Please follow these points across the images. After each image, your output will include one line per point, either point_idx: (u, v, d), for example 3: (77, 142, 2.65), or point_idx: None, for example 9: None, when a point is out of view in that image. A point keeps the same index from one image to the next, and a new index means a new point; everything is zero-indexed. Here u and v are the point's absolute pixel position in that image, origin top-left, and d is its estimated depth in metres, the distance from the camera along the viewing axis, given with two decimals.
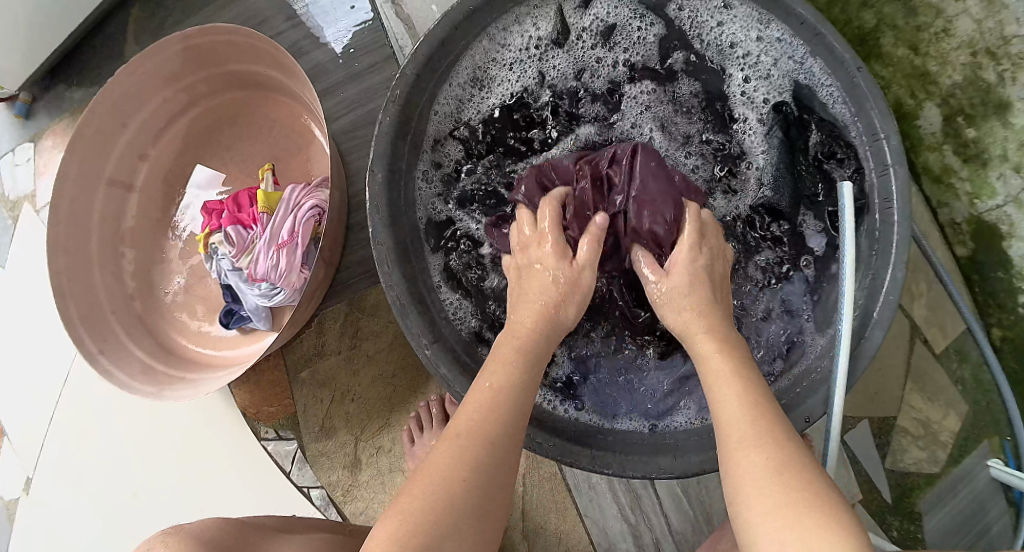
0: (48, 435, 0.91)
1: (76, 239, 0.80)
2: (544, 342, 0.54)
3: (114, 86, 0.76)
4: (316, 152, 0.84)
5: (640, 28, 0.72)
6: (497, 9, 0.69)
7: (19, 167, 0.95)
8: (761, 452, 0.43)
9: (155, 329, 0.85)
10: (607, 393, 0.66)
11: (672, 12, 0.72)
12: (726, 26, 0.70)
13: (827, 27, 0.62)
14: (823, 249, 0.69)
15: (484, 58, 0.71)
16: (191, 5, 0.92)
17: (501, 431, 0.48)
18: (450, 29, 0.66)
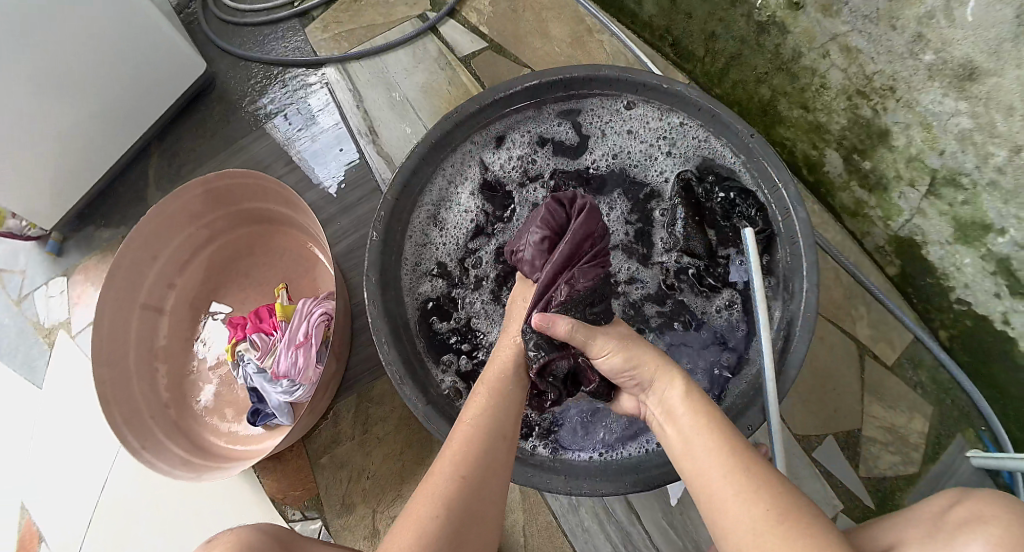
0: (84, 538, 1.01)
1: (116, 355, 0.93)
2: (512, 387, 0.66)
3: (147, 225, 0.93)
4: (321, 272, 0.99)
5: (558, 132, 0.89)
6: (453, 138, 0.83)
7: (53, 299, 1.11)
8: (758, 505, 0.49)
9: (189, 431, 0.96)
10: (576, 431, 0.77)
11: (582, 118, 0.89)
12: (633, 129, 0.88)
13: (721, 108, 0.78)
14: (744, 277, 0.82)
15: (441, 195, 0.86)
16: (203, 155, 1.11)
17: (479, 459, 0.56)
18: (418, 161, 0.81)
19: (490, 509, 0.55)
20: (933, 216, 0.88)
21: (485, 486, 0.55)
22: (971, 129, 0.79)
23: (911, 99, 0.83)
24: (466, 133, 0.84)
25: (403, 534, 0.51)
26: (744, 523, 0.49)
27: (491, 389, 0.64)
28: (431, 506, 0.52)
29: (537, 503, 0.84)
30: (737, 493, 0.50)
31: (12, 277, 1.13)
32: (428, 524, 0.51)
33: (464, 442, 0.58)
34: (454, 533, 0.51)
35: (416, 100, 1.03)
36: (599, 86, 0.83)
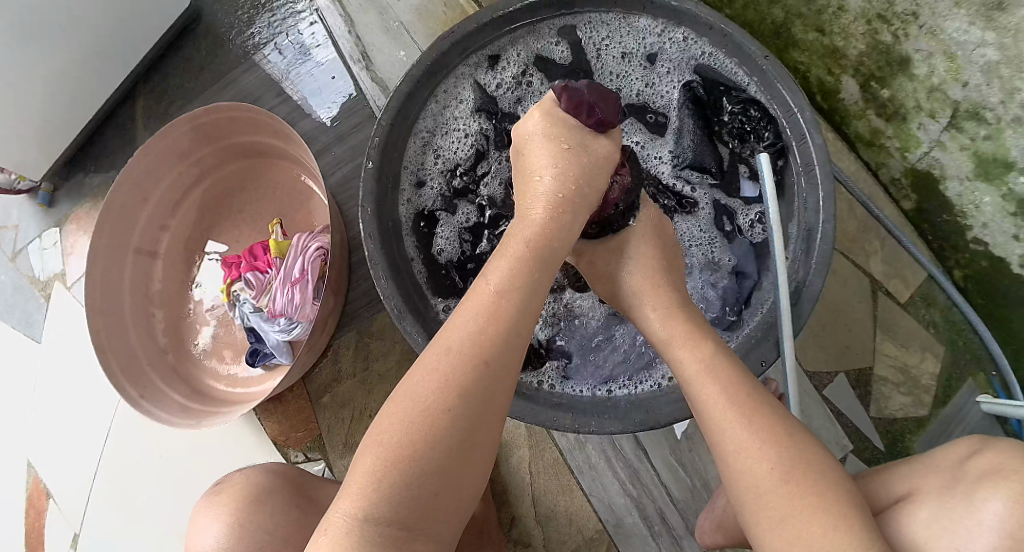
0: (91, 491, 1.01)
1: (111, 303, 0.91)
2: (547, 250, 0.58)
3: (134, 166, 0.89)
4: (317, 206, 0.96)
5: (555, 50, 0.84)
6: (446, 62, 0.78)
7: (47, 251, 1.07)
8: (764, 464, 0.50)
9: (187, 376, 0.95)
10: (585, 369, 0.74)
11: (582, 36, 0.83)
12: (636, 48, 0.83)
13: (733, 26, 0.73)
14: (755, 195, 0.80)
15: (435, 122, 0.82)
16: (192, 91, 1.06)
17: (486, 338, 0.51)
18: (414, 84, 0.76)
19: (496, 393, 0.50)
20: (953, 150, 0.85)
21: (492, 399, 0.50)
22: (997, 61, 0.75)
23: (935, 27, 0.79)
24: (461, 55, 0.79)
25: (396, 412, 0.49)
26: (762, 473, 0.50)
27: (525, 248, 0.57)
28: (434, 407, 0.48)
29: (543, 441, 0.83)
30: (758, 442, 0.51)
31: (5, 232, 1.09)
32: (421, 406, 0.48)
33: (473, 316, 0.53)
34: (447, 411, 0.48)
35: (411, 24, 0.98)
36: (601, 3, 0.79)
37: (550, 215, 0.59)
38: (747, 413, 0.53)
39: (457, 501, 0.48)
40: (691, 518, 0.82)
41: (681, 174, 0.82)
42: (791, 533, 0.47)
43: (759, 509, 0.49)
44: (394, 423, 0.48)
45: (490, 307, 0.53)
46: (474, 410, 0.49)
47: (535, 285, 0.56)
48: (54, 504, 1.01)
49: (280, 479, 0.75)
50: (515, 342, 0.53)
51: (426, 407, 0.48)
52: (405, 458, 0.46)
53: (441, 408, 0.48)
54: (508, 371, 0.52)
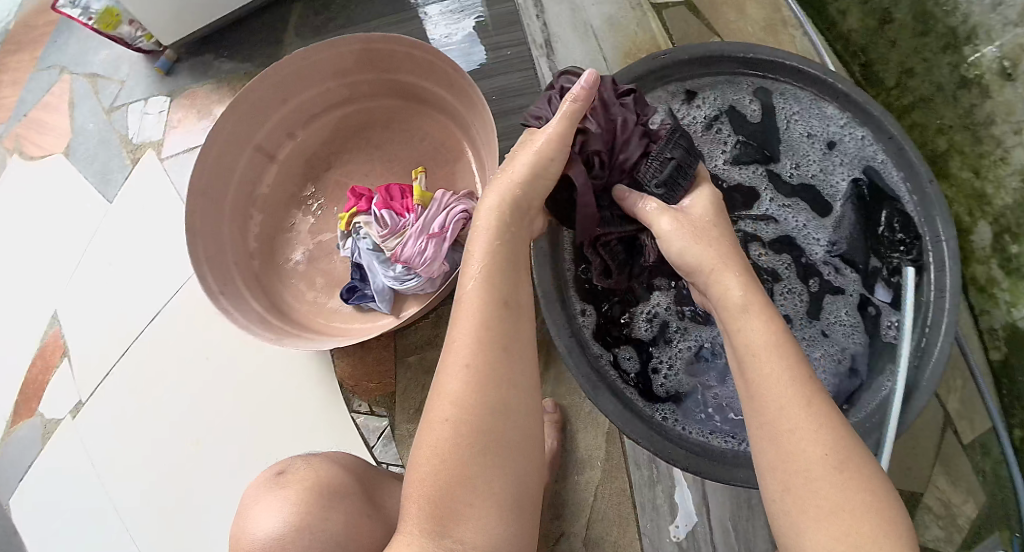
0: (116, 366, 0.97)
1: (215, 190, 0.88)
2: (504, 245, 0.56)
3: (289, 65, 0.86)
4: (462, 168, 0.91)
5: (747, 108, 0.86)
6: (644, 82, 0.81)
7: (148, 116, 1.04)
8: (820, 449, 0.45)
9: (269, 287, 0.90)
10: (701, 411, 0.75)
11: (775, 105, 0.85)
12: (818, 132, 0.85)
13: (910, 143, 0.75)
14: (890, 303, 0.80)
15: None
16: (354, 14, 1.02)
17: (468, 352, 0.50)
18: None
19: (506, 406, 0.49)
20: None
21: (503, 416, 0.49)
22: None
23: None
24: (660, 81, 0.82)
25: (425, 438, 0.49)
26: (808, 465, 0.45)
27: (486, 249, 0.55)
28: (458, 411, 0.48)
29: (615, 468, 0.83)
30: (821, 439, 0.45)
31: (108, 85, 1.07)
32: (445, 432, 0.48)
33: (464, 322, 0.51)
34: (472, 438, 0.47)
35: (601, 31, 0.96)
36: (801, 79, 0.82)
37: (499, 210, 0.57)
38: (808, 397, 0.47)
39: (500, 502, 0.47)
40: None
41: (827, 261, 0.84)
42: (841, 532, 0.43)
43: (799, 501, 0.45)
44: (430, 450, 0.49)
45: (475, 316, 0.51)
46: (496, 408, 0.48)
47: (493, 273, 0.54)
48: (73, 365, 0.99)
49: (348, 475, 0.69)
50: (510, 346, 0.50)
51: (443, 434, 0.48)
52: (446, 491, 0.47)
53: (465, 437, 0.47)
54: (507, 362, 0.50)
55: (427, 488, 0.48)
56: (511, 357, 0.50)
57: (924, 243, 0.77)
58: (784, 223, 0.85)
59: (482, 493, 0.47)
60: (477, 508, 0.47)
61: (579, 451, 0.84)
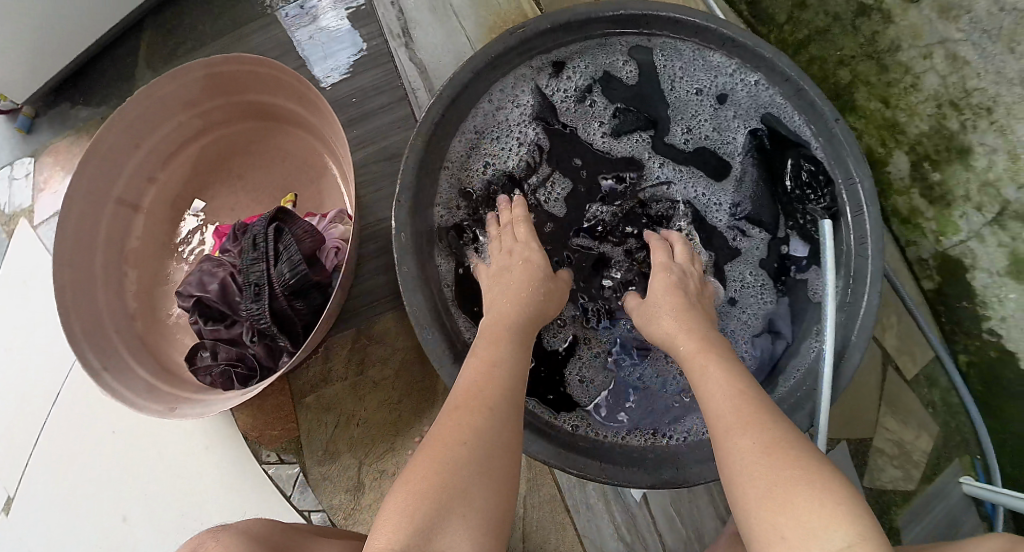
0: (27, 468, 0.86)
1: (81, 255, 0.79)
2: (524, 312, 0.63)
3: (130, 107, 0.78)
4: (329, 185, 0.88)
5: (625, 70, 0.79)
6: (500, 67, 0.74)
7: (16, 181, 0.93)
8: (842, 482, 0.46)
9: (158, 350, 0.84)
10: (613, 414, 0.71)
11: (655, 61, 0.79)
12: (704, 88, 0.79)
13: (808, 83, 0.71)
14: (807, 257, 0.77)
15: (485, 122, 0.77)
16: (205, 35, 0.94)
17: (502, 400, 0.53)
18: (462, 86, 0.71)
19: (499, 435, 0.50)
20: (991, 245, 0.85)
21: (502, 446, 0.50)
22: None
23: (1008, 126, 0.79)
24: (522, 58, 0.75)
25: (417, 464, 0.48)
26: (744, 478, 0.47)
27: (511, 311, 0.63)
28: (450, 446, 0.48)
29: (543, 475, 0.81)
30: (754, 443, 0.49)
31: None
32: (449, 449, 0.48)
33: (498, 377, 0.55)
34: (473, 457, 0.48)
35: (462, 10, 0.90)
36: (680, 30, 0.75)
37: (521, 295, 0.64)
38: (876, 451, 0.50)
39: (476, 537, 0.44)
40: None
41: (734, 222, 0.78)
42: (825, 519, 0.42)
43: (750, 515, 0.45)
44: (422, 471, 0.47)
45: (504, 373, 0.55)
46: (493, 428, 0.50)
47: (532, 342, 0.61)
48: None
49: (254, 542, 0.55)
50: (499, 387, 0.54)
51: (439, 453, 0.48)
52: (438, 512, 0.44)
53: (464, 453, 0.48)
54: (515, 406, 0.53)
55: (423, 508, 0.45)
56: (499, 396, 0.53)
57: (836, 185, 0.74)
58: (679, 190, 0.79)
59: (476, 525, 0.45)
60: (457, 535, 0.44)
61: None
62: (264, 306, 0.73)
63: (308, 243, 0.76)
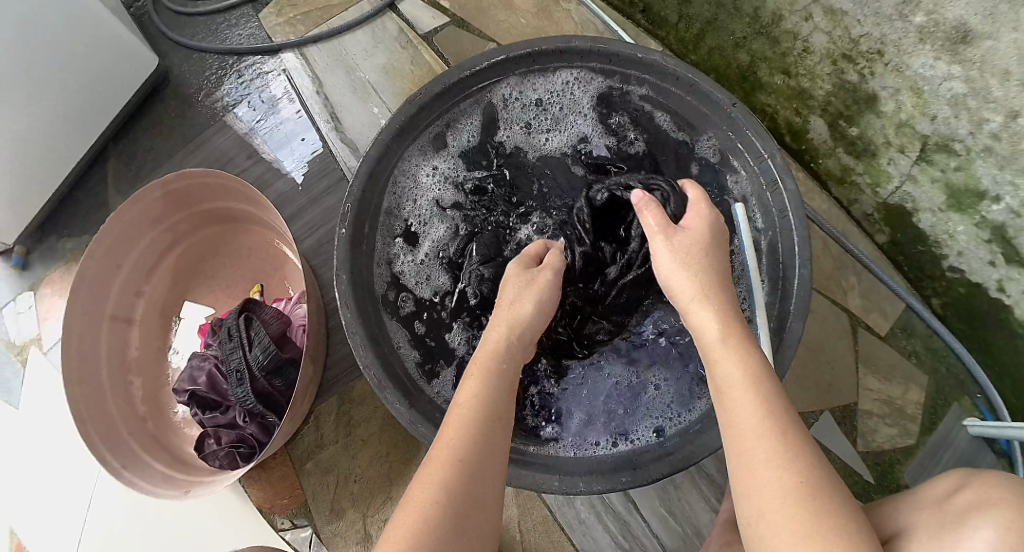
0: None
1: (88, 372, 0.87)
2: (511, 347, 0.64)
3: (107, 232, 0.86)
4: (292, 269, 0.97)
5: (519, 108, 0.86)
6: (408, 136, 0.80)
7: (22, 314, 1.03)
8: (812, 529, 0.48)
9: (169, 445, 0.91)
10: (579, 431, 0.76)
11: (545, 93, 0.85)
12: (551, 92, 0.85)
13: (699, 77, 0.76)
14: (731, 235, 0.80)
15: (405, 187, 0.84)
16: (161, 155, 1.04)
17: (482, 437, 0.56)
18: (377, 162, 0.78)
19: (486, 478, 0.54)
20: (925, 183, 0.88)
21: (484, 483, 0.54)
22: (964, 93, 0.77)
23: (901, 63, 0.81)
24: (428, 121, 0.81)
25: (404, 518, 0.50)
26: (773, 491, 0.47)
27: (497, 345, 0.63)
28: (427, 495, 0.51)
29: (530, 499, 0.86)
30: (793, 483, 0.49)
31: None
32: (431, 503, 0.51)
33: (478, 411, 0.57)
34: (459, 510, 0.51)
35: (379, 83, 1.00)
36: (567, 58, 0.81)
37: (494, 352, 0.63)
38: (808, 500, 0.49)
39: None
40: None
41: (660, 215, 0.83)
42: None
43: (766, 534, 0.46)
44: (404, 521, 0.50)
45: (481, 411, 0.57)
46: (475, 465, 0.54)
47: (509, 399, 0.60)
48: None
49: None
50: (490, 431, 0.56)
51: (421, 507, 0.51)
52: None
53: (453, 507, 0.51)
54: (499, 447, 0.57)
55: None
56: (490, 437, 0.56)
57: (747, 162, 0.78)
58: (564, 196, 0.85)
59: None
60: None
61: None
62: (248, 389, 0.79)
63: (276, 326, 0.83)
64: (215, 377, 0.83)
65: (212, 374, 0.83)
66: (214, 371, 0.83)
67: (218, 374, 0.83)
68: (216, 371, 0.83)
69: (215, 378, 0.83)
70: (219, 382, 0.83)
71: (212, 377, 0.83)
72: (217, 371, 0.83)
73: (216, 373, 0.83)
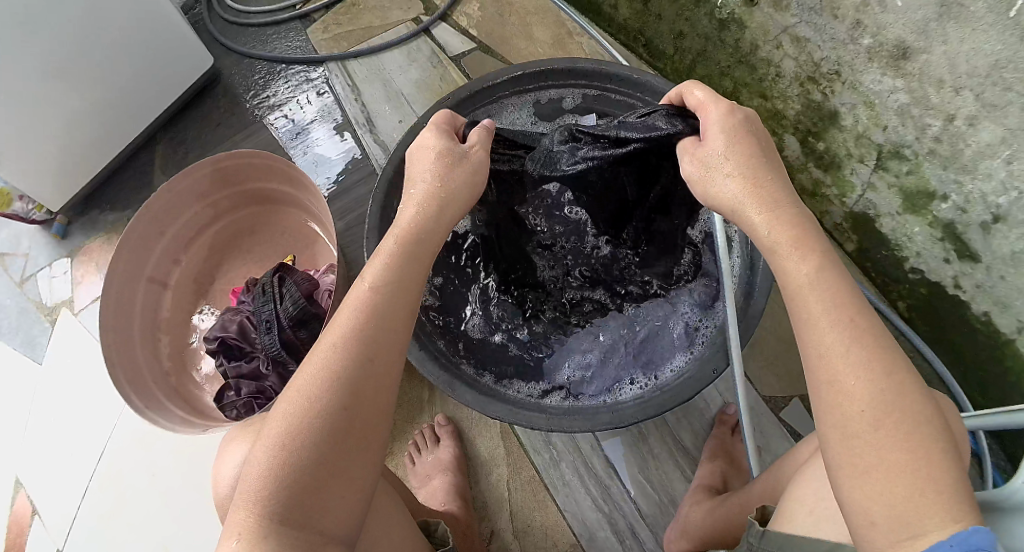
0: (77, 517, 1.02)
1: (123, 323, 0.95)
2: (420, 230, 0.60)
3: (156, 200, 0.96)
4: (321, 246, 1.07)
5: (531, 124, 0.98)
6: None
7: (56, 279, 1.13)
8: (893, 433, 0.45)
9: (187, 398, 0.99)
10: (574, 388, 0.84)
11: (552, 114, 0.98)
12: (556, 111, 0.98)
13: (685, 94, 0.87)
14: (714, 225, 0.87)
15: None
16: (207, 144, 1.17)
17: (370, 315, 0.54)
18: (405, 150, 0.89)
19: (373, 359, 0.52)
20: (883, 189, 0.98)
21: (371, 369, 0.52)
22: (908, 104, 0.88)
23: (855, 81, 0.93)
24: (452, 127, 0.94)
25: (285, 398, 0.51)
26: (864, 417, 0.46)
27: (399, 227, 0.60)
28: (304, 380, 0.51)
29: (520, 460, 0.92)
30: (865, 385, 0.46)
31: (15, 260, 1.15)
32: (307, 385, 0.51)
33: (369, 289, 0.55)
34: (339, 392, 0.50)
35: (410, 94, 1.14)
36: (575, 76, 0.94)
37: (374, 285, 0.55)
38: (891, 412, 0.45)
39: (326, 464, 0.49)
40: (660, 533, 0.88)
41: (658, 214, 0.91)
42: (886, 471, 0.44)
43: (858, 454, 0.45)
44: (285, 405, 0.51)
45: (370, 289, 0.55)
46: (355, 343, 0.52)
47: (386, 329, 0.54)
48: (39, 522, 1.02)
49: None
50: (381, 313, 0.54)
51: (299, 393, 0.51)
52: (288, 445, 0.49)
53: (330, 385, 0.50)
54: (389, 325, 0.54)
55: (283, 442, 0.49)
56: (379, 316, 0.54)
57: None
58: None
59: (338, 450, 0.49)
60: (313, 466, 0.49)
61: (481, 453, 0.93)
62: (275, 337, 0.88)
63: (306, 286, 0.92)
64: (245, 330, 0.92)
65: (242, 325, 0.92)
66: (242, 322, 0.92)
67: (248, 327, 0.92)
68: (246, 324, 0.92)
69: (246, 330, 0.92)
70: (248, 333, 0.92)
71: (242, 329, 0.92)
72: (247, 324, 0.92)
73: (245, 325, 0.92)
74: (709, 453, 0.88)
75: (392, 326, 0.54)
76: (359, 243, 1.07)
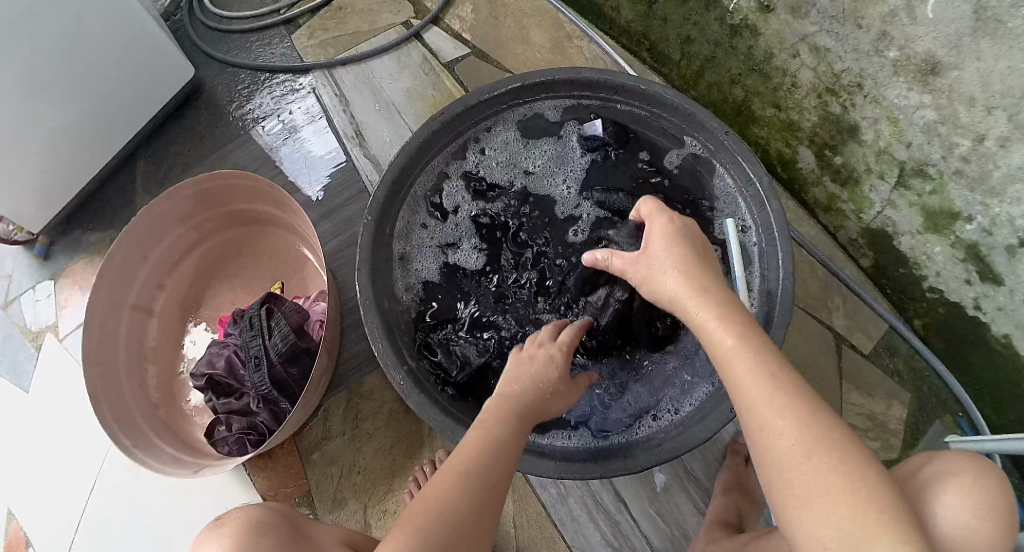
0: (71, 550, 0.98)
1: (107, 356, 0.91)
2: (543, 370, 0.69)
3: (137, 224, 0.91)
4: (310, 271, 1.02)
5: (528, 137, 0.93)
6: (424, 153, 0.86)
7: (41, 303, 1.08)
8: (824, 464, 0.48)
9: (178, 431, 0.95)
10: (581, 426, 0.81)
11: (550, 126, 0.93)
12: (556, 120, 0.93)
13: (696, 107, 0.82)
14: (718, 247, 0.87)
15: (421, 204, 0.90)
16: (192, 158, 1.10)
17: (495, 437, 0.62)
18: (397, 174, 0.84)
19: (493, 467, 0.59)
20: (903, 207, 0.94)
21: (492, 476, 0.59)
22: (935, 121, 0.83)
23: (878, 94, 0.88)
24: (445, 143, 0.88)
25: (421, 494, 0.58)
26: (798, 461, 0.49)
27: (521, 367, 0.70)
28: (439, 479, 0.58)
29: (526, 495, 0.89)
30: (789, 427, 0.50)
31: None
32: (441, 483, 0.58)
33: (497, 417, 0.64)
34: (463, 492, 0.57)
35: (402, 105, 1.08)
36: (577, 86, 0.87)
37: (502, 415, 0.64)
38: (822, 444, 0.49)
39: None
40: None
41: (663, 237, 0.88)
42: (829, 508, 0.47)
43: (805, 498, 0.48)
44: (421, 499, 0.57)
45: (496, 416, 0.64)
46: (480, 455, 0.60)
47: (509, 448, 0.62)
48: None
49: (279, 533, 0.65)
50: (504, 435, 0.62)
51: (433, 490, 0.57)
52: (416, 532, 0.54)
53: (456, 483, 0.57)
54: (508, 446, 0.61)
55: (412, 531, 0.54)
56: (502, 438, 0.62)
57: (743, 185, 0.83)
58: (565, 194, 0.92)
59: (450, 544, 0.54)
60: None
61: None
62: (265, 375, 0.84)
63: (295, 317, 0.87)
64: (232, 366, 0.88)
65: (231, 361, 0.88)
66: (231, 357, 0.88)
67: (236, 362, 0.88)
68: (235, 360, 0.88)
69: (235, 366, 0.88)
70: (237, 369, 0.88)
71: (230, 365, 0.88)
72: (236, 360, 0.88)
73: (234, 360, 0.88)
74: (722, 488, 0.85)
75: (509, 448, 0.61)
76: (350, 266, 1.02)
